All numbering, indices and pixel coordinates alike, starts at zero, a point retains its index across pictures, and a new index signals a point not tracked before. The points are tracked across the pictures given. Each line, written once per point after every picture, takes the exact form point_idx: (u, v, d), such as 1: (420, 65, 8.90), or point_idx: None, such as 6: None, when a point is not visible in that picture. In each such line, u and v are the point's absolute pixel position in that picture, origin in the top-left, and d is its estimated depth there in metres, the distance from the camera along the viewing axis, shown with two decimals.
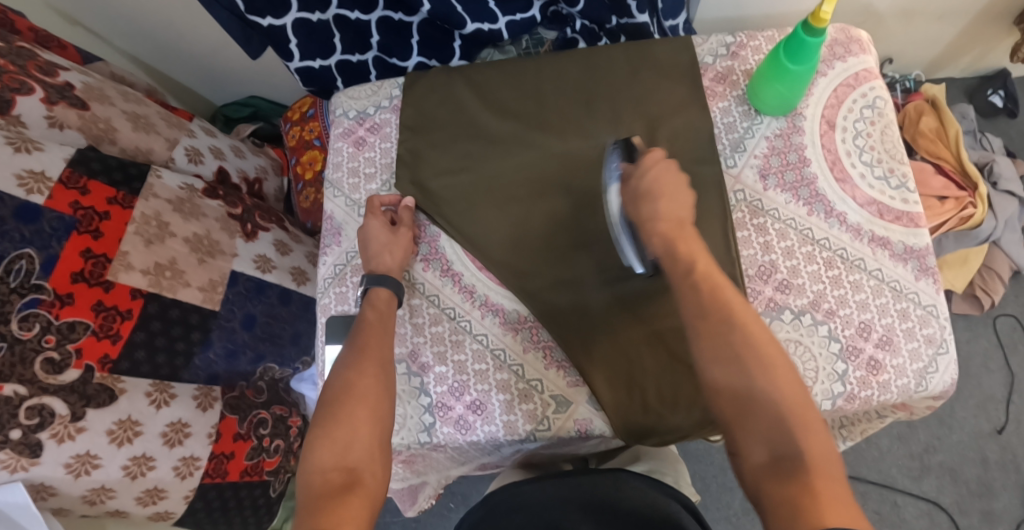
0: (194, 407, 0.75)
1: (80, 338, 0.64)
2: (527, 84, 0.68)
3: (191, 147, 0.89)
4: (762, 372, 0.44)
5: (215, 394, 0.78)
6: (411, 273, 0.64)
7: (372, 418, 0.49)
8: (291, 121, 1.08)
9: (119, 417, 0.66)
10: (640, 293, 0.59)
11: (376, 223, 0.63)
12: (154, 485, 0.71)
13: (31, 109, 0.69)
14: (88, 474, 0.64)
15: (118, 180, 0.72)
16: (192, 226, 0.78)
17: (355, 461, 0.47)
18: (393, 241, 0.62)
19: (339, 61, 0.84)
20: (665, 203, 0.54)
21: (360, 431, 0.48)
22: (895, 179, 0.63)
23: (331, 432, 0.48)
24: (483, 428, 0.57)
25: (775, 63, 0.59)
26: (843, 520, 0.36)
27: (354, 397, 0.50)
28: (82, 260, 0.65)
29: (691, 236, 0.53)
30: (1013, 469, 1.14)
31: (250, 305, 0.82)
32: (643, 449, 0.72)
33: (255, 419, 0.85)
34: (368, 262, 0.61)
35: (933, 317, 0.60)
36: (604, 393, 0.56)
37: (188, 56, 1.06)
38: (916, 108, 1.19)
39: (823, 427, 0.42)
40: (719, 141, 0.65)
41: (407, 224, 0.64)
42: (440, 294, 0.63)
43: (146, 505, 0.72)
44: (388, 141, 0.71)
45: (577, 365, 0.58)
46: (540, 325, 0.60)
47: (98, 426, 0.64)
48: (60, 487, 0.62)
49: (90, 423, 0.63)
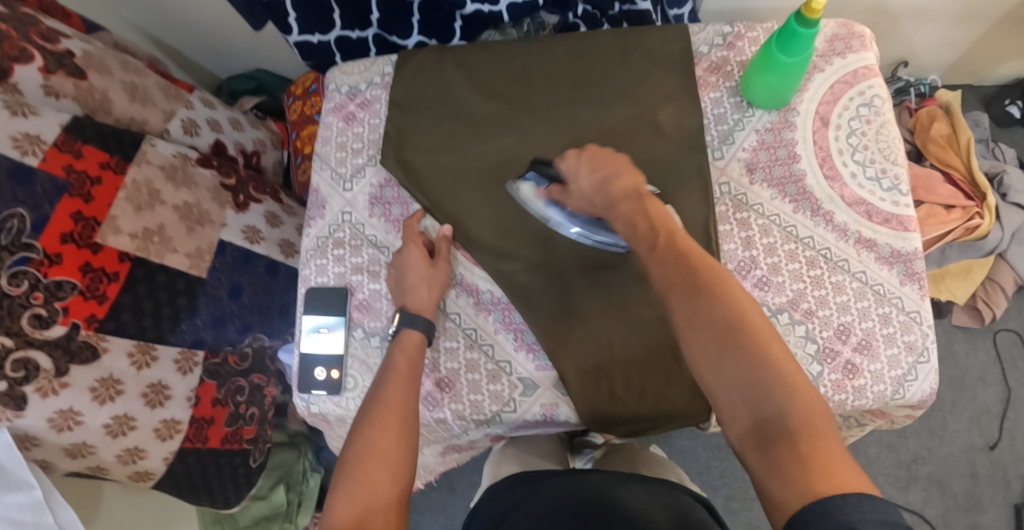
0: (174, 371, 0.75)
1: (67, 297, 0.64)
2: (516, 66, 0.67)
3: (188, 119, 0.88)
4: (734, 328, 0.43)
5: (197, 359, 0.78)
6: (445, 303, 0.63)
7: (392, 478, 0.49)
8: (294, 94, 1.07)
9: (101, 375, 0.66)
10: (614, 281, 0.60)
11: (415, 251, 0.61)
12: (135, 446, 0.71)
13: (28, 78, 0.69)
14: (72, 430, 0.64)
15: (112, 146, 0.73)
16: (183, 195, 0.78)
17: (372, 524, 0.46)
18: (431, 275, 0.61)
19: (338, 37, 0.83)
20: (621, 182, 0.52)
21: (378, 491, 0.48)
22: (887, 181, 0.62)
23: (352, 492, 0.48)
24: (450, 406, 0.59)
25: (767, 54, 0.57)
26: (837, 482, 0.36)
27: (375, 453, 0.50)
28: (72, 222, 0.66)
29: (654, 204, 0.51)
30: (1003, 485, 1.12)
31: (237, 275, 0.82)
32: (642, 455, 0.73)
33: (233, 387, 0.84)
34: (404, 295, 0.60)
35: (916, 323, 0.58)
36: (570, 378, 0.58)
37: (193, 26, 1.06)
38: (928, 113, 1.16)
39: (811, 385, 0.42)
40: (708, 132, 0.64)
41: (445, 256, 0.62)
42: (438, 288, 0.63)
43: (126, 463, 0.71)
44: (377, 117, 0.70)
45: (547, 351, 0.59)
46: (512, 307, 0.61)
47: (80, 383, 0.64)
48: (43, 438, 0.63)
49: (73, 379, 0.64)
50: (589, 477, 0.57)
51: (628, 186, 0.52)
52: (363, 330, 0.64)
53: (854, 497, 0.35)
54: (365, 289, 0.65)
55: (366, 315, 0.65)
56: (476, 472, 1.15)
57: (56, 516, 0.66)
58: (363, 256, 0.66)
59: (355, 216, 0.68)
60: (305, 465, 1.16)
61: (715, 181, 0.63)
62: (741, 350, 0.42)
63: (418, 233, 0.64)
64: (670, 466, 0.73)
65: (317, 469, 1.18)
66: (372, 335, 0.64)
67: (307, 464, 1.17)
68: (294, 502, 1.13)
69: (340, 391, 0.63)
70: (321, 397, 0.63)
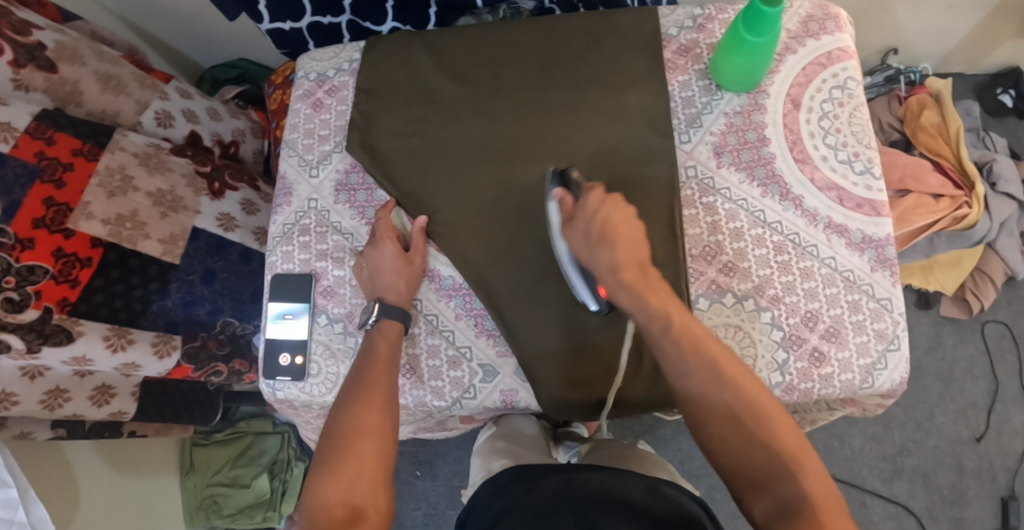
0: (150, 353, 0.75)
1: (40, 281, 0.64)
2: (484, 49, 0.66)
3: (163, 110, 0.85)
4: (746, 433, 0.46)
5: (175, 343, 0.78)
6: (420, 301, 0.62)
7: (378, 454, 0.50)
8: (274, 84, 1.01)
9: (73, 355, 0.67)
10: None
11: (389, 249, 0.60)
12: (103, 383, 0.77)
13: None
14: (40, 377, 0.69)
15: (84, 134, 0.71)
16: (156, 181, 0.76)
17: (359, 499, 0.48)
18: (408, 274, 0.60)
19: (311, 23, 0.81)
20: (622, 250, 0.52)
21: (365, 470, 0.49)
22: (859, 164, 0.60)
23: (337, 468, 0.49)
24: (412, 392, 0.59)
25: (734, 35, 0.56)
26: None
27: (360, 436, 0.51)
28: (44, 207, 0.65)
29: (655, 282, 0.52)
30: (989, 479, 1.11)
31: (210, 260, 0.80)
32: (629, 453, 0.72)
33: (211, 370, 0.84)
34: (374, 290, 0.59)
35: (886, 311, 0.57)
36: (529, 362, 0.58)
37: (174, 14, 1.02)
38: (918, 102, 1.14)
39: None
40: (675, 116, 0.63)
41: (418, 250, 0.61)
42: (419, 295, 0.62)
43: (100, 405, 0.77)
44: (345, 103, 0.70)
45: (506, 336, 0.59)
46: (473, 294, 0.61)
47: (50, 360, 0.66)
48: (20, 395, 0.67)
49: (43, 357, 0.65)
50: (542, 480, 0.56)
51: (631, 257, 0.52)
52: (326, 317, 0.64)
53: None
54: (329, 275, 0.65)
55: (330, 301, 0.64)
56: (458, 460, 1.15)
57: (29, 514, 0.66)
58: (328, 243, 0.65)
59: (321, 202, 0.67)
60: (289, 454, 1.14)
61: (682, 165, 0.62)
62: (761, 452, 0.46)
63: (391, 227, 0.62)
64: (661, 463, 0.73)
65: (302, 457, 1.15)
66: (335, 321, 0.63)
67: (292, 453, 1.14)
68: (278, 491, 1.11)
69: (305, 377, 0.62)
70: (285, 383, 0.62)
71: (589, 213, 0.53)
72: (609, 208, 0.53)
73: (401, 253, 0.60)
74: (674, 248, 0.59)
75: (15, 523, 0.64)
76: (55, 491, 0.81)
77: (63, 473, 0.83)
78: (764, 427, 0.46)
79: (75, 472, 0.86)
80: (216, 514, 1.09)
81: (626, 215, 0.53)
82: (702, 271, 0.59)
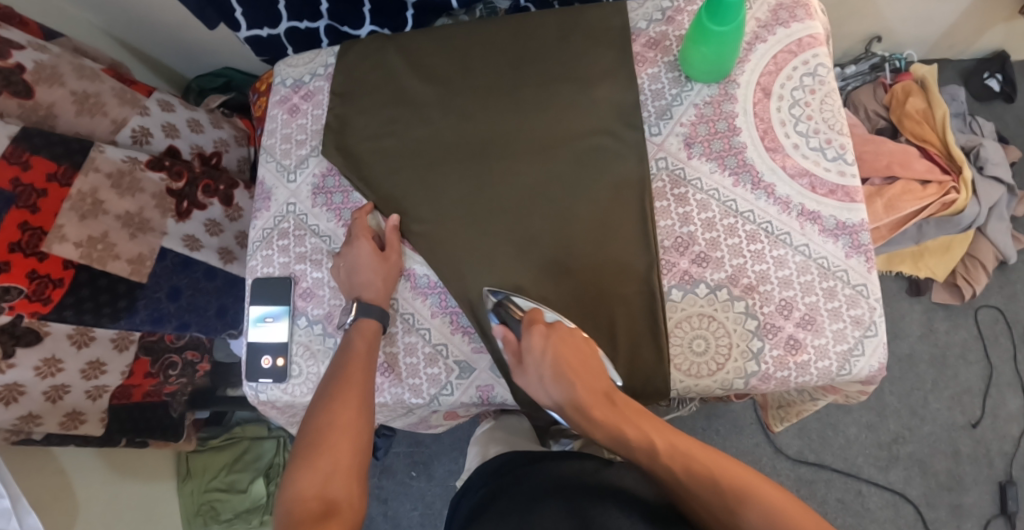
0: (110, 348, 0.79)
1: (14, 300, 0.66)
2: (455, 50, 0.67)
3: (141, 126, 0.85)
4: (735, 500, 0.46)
5: (132, 337, 0.82)
6: (397, 300, 0.63)
7: (352, 450, 0.51)
8: (258, 92, 0.98)
9: (43, 357, 0.70)
10: (551, 259, 0.60)
11: (365, 247, 0.60)
12: (73, 410, 0.77)
13: None
14: (15, 401, 0.69)
15: (60, 154, 0.70)
16: (126, 204, 0.77)
17: (335, 493, 0.48)
18: (388, 272, 0.61)
19: (288, 28, 0.82)
20: (580, 382, 0.53)
21: (341, 464, 0.50)
22: (831, 150, 0.60)
23: (313, 461, 0.50)
24: (390, 390, 0.60)
25: (699, 26, 0.56)
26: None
27: (335, 432, 0.51)
28: (19, 231, 0.66)
29: (623, 408, 0.52)
30: (986, 464, 1.11)
31: (176, 278, 0.82)
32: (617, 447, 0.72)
33: (166, 362, 0.90)
34: (353, 290, 0.60)
35: (863, 297, 0.57)
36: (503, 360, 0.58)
37: (156, 26, 1.03)
38: (903, 89, 1.13)
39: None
40: (646, 108, 0.63)
41: (395, 250, 0.62)
42: (399, 297, 0.63)
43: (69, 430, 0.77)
44: (320, 108, 0.70)
45: (480, 332, 0.59)
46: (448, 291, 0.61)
47: (25, 364, 0.68)
48: None
49: (18, 360, 0.68)
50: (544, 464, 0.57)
51: (590, 389, 0.53)
52: (306, 318, 0.64)
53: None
54: (308, 277, 0.65)
55: (309, 303, 0.64)
56: (453, 459, 1.16)
57: (22, 523, 0.66)
58: (307, 246, 0.66)
59: (299, 206, 0.67)
60: (284, 457, 1.14)
61: (652, 157, 0.62)
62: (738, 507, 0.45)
63: (368, 227, 0.63)
64: None
65: None
66: (314, 323, 0.64)
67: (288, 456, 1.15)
68: (274, 495, 1.11)
69: (286, 379, 0.63)
70: (267, 385, 0.63)
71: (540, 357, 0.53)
72: (555, 342, 0.54)
73: (378, 252, 0.61)
74: (647, 240, 0.59)
75: None
76: (52, 498, 0.81)
77: (59, 489, 0.83)
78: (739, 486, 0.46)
79: (70, 480, 0.86)
80: (214, 519, 1.09)
81: (575, 344, 0.54)
82: (675, 262, 0.59)
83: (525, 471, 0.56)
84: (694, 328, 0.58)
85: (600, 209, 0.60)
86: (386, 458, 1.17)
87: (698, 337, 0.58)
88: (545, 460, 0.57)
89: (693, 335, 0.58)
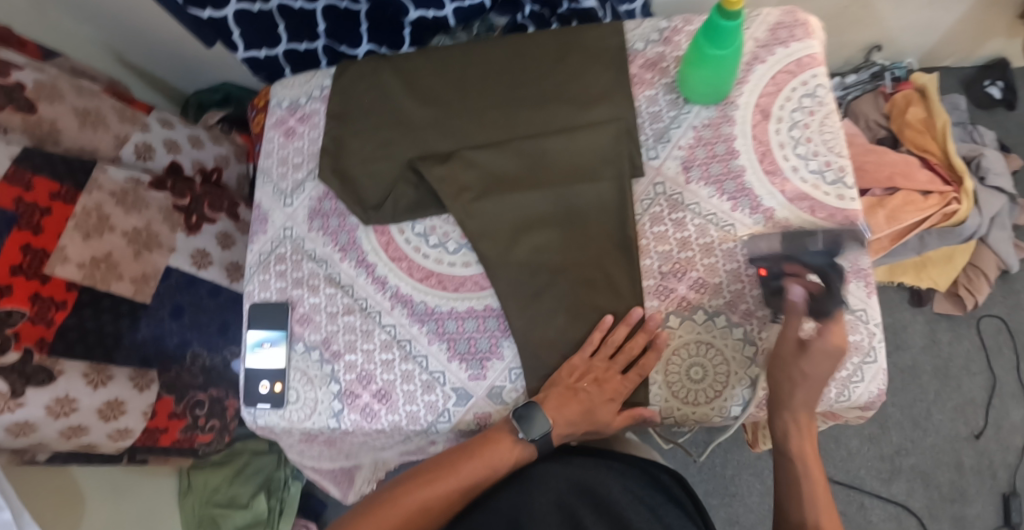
0: (131, 387, 0.77)
1: (18, 323, 0.65)
2: (449, 72, 0.66)
3: (142, 142, 0.85)
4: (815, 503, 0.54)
5: (151, 376, 0.80)
6: (433, 364, 0.60)
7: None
8: (255, 107, 0.97)
9: (56, 396, 0.67)
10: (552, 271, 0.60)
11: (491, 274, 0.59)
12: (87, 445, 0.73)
13: None
14: (26, 436, 0.66)
15: (63, 173, 0.72)
16: (133, 220, 0.78)
17: None
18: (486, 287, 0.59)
19: (287, 50, 0.82)
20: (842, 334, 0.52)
21: None
22: (831, 173, 0.60)
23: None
24: (388, 417, 0.59)
25: (696, 50, 0.56)
26: None
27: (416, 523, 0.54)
28: (21, 253, 0.66)
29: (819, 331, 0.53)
30: (989, 474, 1.10)
31: (180, 296, 0.82)
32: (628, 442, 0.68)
33: (192, 400, 0.86)
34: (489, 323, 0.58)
35: (862, 322, 0.56)
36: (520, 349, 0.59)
37: (156, 43, 1.03)
38: (904, 97, 1.13)
39: None
40: (644, 132, 0.63)
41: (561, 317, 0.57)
42: (446, 370, 0.60)
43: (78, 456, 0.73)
44: (316, 130, 0.70)
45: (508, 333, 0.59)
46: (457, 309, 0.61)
47: (35, 403, 0.65)
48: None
49: (28, 399, 0.64)
50: (542, 469, 0.55)
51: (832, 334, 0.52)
52: (303, 344, 0.63)
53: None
54: (305, 302, 0.65)
55: (306, 328, 0.64)
56: None
57: None
58: (303, 270, 0.66)
59: (296, 230, 0.67)
60: (286, 472, 1.13)
61: (651, 181, 0.62)
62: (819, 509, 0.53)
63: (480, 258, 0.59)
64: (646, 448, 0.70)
65: (300, 475, 1.15)
66: (311, 349, 0.63)
67: (289, 471, 1.14)
68: (275, 510, 1.11)
69: (283, 404, 0.62)
70: (265, 410, 0.62)
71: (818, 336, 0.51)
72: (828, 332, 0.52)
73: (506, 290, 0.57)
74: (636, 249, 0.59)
75: None
76: (57, 511, 0.82)
77: (68, 503, 0.84)
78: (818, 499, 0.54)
79: (79, 495, 0.87)
80: None
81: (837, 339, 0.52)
82: (672, 288, 0.59)
83: (522, 479, 0.54)
84: (693, 356, 0.57)
85: (583, 235, 0.60)
86: None
87: (695, 365, 0.57)
88: (544, 464, 0.55)
89: (689, 363, 0.57)
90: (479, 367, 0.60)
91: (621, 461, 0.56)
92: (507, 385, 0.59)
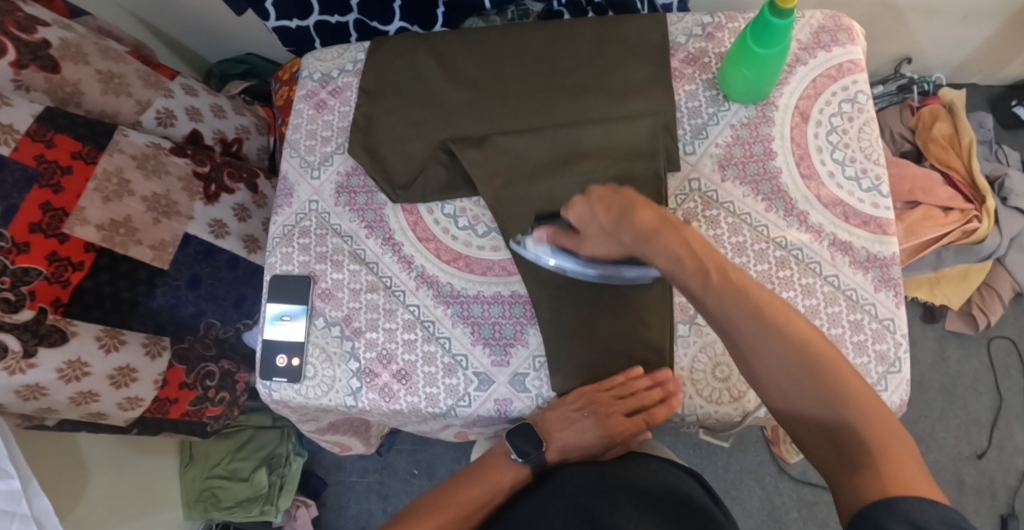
0: (142, 354, 0.76)
1: (33, 281, 0.65)
2: (485, 51, 0.66)
3: (165, 108, 0.84)
4: (801, 354, 0.46)
5: (164, 343, 0.79)
6: (464, 354, 0.60)
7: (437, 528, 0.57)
8: (280, 79, 0.96)
9: (68, 358, 0.66)
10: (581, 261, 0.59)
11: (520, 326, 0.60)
12: (97, 412, 0.72)
13: None
14: (37, 399, 0.65)
15: (84, 135, 0.71)
16: (153, 185, 0.76)
17: None
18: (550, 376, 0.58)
19: (317, 22, 0.80)
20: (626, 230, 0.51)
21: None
22: (866, 181, 0.59)
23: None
24: (407, 398, 0.59)
25: (743, 47, 0.55)
26: (916, 476, 0.40)
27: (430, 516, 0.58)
28: (41, 212, 0.66)
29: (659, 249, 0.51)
30: (989, 495, 1.10)
31: (198, 266, 0.80)
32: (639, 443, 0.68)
33: (202, 371, 0.85)
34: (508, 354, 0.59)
35: (889, 332, 0.56)
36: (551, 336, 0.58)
37: (181, 9, 1.02)
38: (931, 113, 1.12)
39: (877, 400, 0.45)
40: (681, 126, 0.63)
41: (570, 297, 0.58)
42: (468, 354, 0.59)
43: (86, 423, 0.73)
44: (347, 105, 0.69)
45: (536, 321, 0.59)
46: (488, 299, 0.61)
47: (48, 364, 0.64)
48: (9, 407, 0.64)
49: (41, 360, 0.63)
50: (561, 471, 0.58)
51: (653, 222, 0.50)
52: (324, 319, 0.63)
53: (918, 496, 0.38)
54: (327, 278, 0.64)
55: (327, 304, 0.63)
56: (455, 460, 1.18)
57: (33, 507, 0.65)
58: (328, 245, 0.65)
59: (321, 204, 0.66)
60: (288, 448, 1.14)
61: (686, 176, 0.61)
62: (783, 339, 0.46)
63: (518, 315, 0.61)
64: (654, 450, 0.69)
65: (300, 452, 1.16)
66: (331, 325, 0.62)
67: (291, 447, 1.15)
68: (276, 485, 1.10)
69: (301, 380, 0.61)
70: (281, 385, 0.62)
71: (586, 216, 0.53)
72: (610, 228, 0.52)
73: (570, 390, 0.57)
74: None
75: (18, 516, 0.64)
76: (59, 480, 0.81)
77: (71, 470, 0.84)
78: (789, 331, 0.47)
79: (82, 461, 0.86)
80: (215, 506, 1.08)
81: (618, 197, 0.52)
82: None
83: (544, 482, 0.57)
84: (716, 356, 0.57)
85: None
86: (389, 455, 1.20)
87: (722, 365, 0.57)
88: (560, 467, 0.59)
89: (715, 362, 0.57)
90: (503, 352, 0.59)
91: (641, 456, 0.58)
92: (530, 372, 0.59)
